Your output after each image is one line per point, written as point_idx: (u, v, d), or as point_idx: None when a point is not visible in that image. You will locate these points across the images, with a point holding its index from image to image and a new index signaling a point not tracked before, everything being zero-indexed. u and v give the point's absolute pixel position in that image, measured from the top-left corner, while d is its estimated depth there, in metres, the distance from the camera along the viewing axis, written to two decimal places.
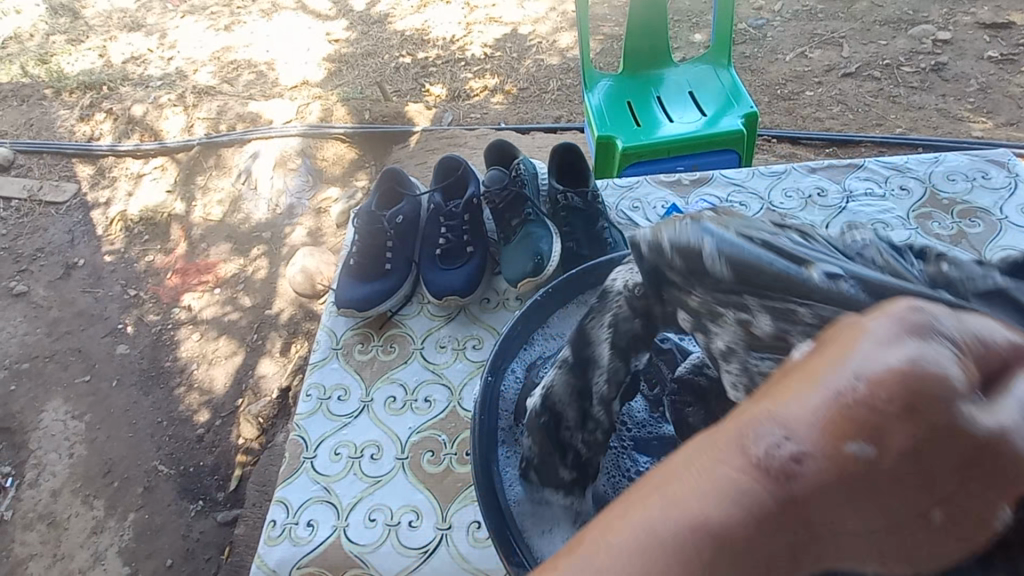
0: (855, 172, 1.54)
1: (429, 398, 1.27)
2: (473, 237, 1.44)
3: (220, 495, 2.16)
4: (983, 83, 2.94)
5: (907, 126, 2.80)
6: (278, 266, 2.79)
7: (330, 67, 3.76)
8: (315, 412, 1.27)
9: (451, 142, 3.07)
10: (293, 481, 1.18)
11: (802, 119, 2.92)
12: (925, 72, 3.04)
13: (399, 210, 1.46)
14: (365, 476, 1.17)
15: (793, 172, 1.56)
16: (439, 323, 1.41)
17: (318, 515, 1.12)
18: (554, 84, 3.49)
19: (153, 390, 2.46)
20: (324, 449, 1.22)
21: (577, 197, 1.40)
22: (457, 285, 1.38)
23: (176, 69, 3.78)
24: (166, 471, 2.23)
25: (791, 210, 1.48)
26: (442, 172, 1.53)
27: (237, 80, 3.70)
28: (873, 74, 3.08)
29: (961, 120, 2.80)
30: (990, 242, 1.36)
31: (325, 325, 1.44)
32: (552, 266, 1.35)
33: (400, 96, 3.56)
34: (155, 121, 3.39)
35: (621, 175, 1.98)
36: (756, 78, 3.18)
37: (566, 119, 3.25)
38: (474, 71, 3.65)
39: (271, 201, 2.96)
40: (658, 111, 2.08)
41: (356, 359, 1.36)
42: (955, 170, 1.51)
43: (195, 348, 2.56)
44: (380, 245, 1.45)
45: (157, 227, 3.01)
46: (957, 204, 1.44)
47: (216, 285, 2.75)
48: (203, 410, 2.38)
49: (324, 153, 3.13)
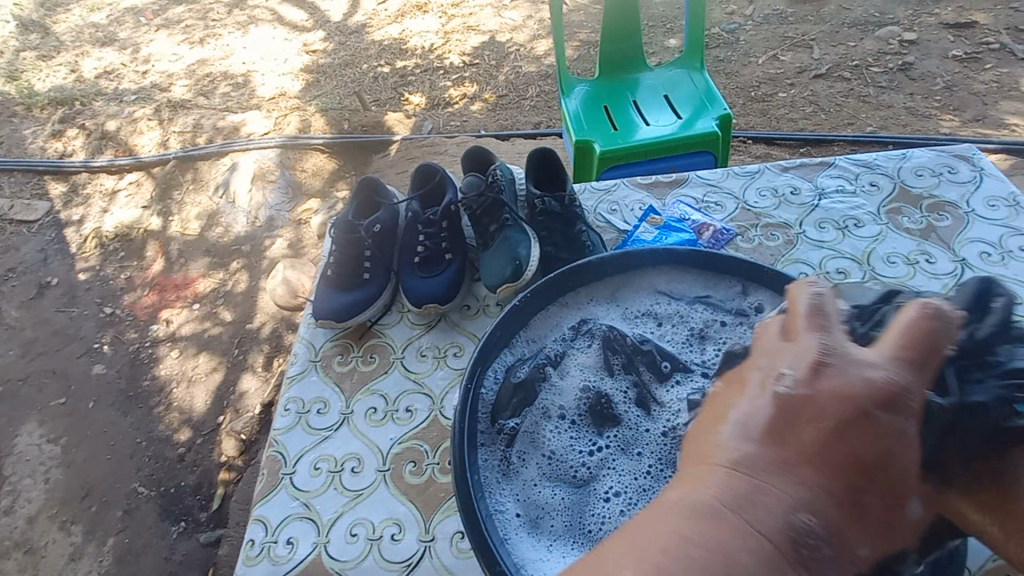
0: (826, 170, 1.57)
1: (410, 408, 1.26)
2: (451, 243, 1.43)
3: (204, 515, 2.11)
4: (948, 82, 3.02)
5: (877, 124, 2.87)
6: (258, 279, 2.75)
7: (307, 78, 3.74)
8: (294, 427, 1.25)
9: (431, 151, 3.07)
10: (271, 499, 1.15)
11: (776, 120, 2.97)
12: (893, 72, 3.13)
13: (376, 219, 1.45)
14: (346, 490, 1.15)
15: (766, 172, 1.59)
16: (420, 331, 1.39)
17: (297, 532, 1.10)
18: (532, 91, 3.51)
19: (132, 409, 2.39)
20: (303, 464, 1.19)
21: (554, 201, 1.39)
22: (435, 292, 1.37)
23: (151, 83, 3.73)
24: (146, 492, 2.17)
25: (765, 208, 1.49)
26: (419, 180, 1.53)
27: (214, 93, 3.65)
28: (843, 75, 3.15)
29: (929, 117, 2.87)
30: (959, 235, 1.38)
31: (304, 337, 1.42)
32: (531, 270, 1.33)
33: (379, 105, 3.55)
34: (130, 136, 3.34)
35: (600, 179, 1.99)
36: (730, 81, 3.23)
37: (545, 125, 3.26)
38: (452, 79, 3.67)
39: (250, 213, 2.94)
40: (635, 114, 2.10)
41: (335, 371, 1.34)
42: (922, 166, 1.54)
43: (175, 365, 2.50)
44: (358, 254, 1.44)
45: (134, 243, 2.96)
46: (926, 198, 1.47)
47: (195, 301, 2.70)
48: (184, 428, 2.32)
49: (303, 164, 3.11)
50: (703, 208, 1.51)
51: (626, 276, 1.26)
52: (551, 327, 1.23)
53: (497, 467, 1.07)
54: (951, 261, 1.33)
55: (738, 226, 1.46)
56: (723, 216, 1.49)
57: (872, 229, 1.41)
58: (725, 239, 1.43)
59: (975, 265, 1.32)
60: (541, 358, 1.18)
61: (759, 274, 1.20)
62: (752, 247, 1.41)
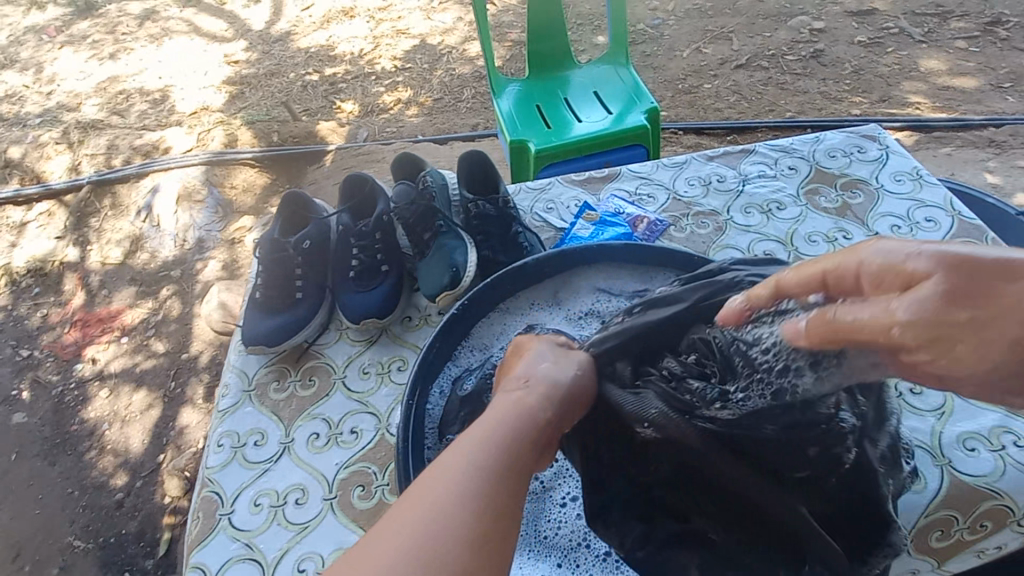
0: (748, 157, 1.63)
1: (355, 430, 1.21)
2: (387, 254, 1.39)
3: (149, 563, 1.96)
4: (856, 66, 3.22)
5: (796, 109, 3.02)
6: (192, 306, 2.59)
7: (231, 90, 3.56)
8: (230, 463, 1.18)
9: (368, 159, 2.99)
10: (209, 543, 1.08)
11: (704, 110, 3.08)
12: (806, 59, 3.31)
13: (305, 235, 1.39)
14: (290, 524, 1.09)
15: (693, 162, 1.63)
16: (361, 348, 1.34)
17: (240, 575, 1.03)
18: (468, 92, 3.49)
19: (60, 458, 2.20)
20: (243, 501, 1.12)
21: (488, 204, 1.37)
22: (373, 307, 1.32)
23: (56, 104, 3.45)
24: (82, 546, 2.00)
25: (694, 198, 1.54)
26: (349, 191, 1.47)
27: (128, 111, 3.42)
28: (762, 64, 3.30)
29: (841, 100, 3.05)
30: (871, 210, 1.46)
31: (236, 366, 1.34)
32: (469, 276, 1.31)
33: (310, 114, 3.43)
34: (37, 163, 3.08)
35: (538, 178, 2.00)
36: (659, 74, 3.33)
37: (483, 126, 3.24)
38: (385, 85, 3.59)
39: (178, 236, 2.77)
40: (567, 111, 2.11)
41: (272, 399, 1.27)
42: (834, 147, 1.63)
43: (105, 406, 2.32)
44: (289, 273, 1.37)
45: (49, 278, 2.73)
46: (840, 177, 1.55)
47: (123, 334, 2.52)
48: (119, 472, 2.15)
49: (232, 180, 2.96)
50: (637, 201, 1.53)
51: (566, 277, 1.27)
52: (495, 335, 1.21)
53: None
54: (867, 235, 1.41)
55: (671, 217, 1.50)
56: (656, 208, 1.52)
57: (793, 211, 1.48)
58: (659, 230, 1.45)
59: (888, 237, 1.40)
60: (487, 367, 1.15)
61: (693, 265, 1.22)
62: (685, 236, 1.45)
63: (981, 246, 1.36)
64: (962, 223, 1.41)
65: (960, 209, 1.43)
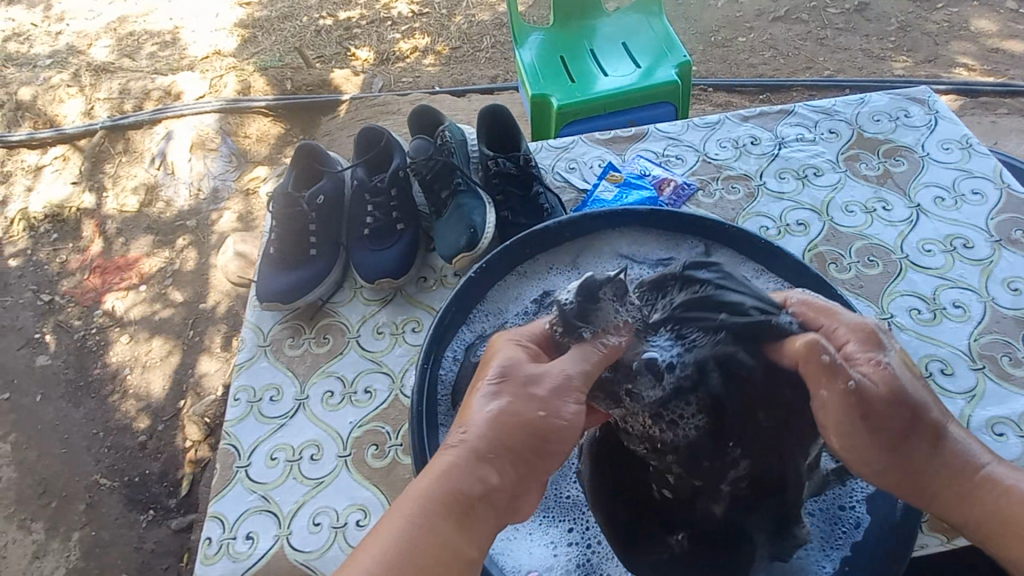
0: (786, 118, 1.53)
1: (369, 389, 1.21)
2: (402, 213, 1.35)
3: (172, 502, 2.04)
4: (903, 22, 3.01)
5: (835, 68, 2.84)
6: (207, 256, 2.59)
7: (244, 33, 3.44)
8: (246, 417, 1.19)
9: (383, 110, 2.90)
10: (227, 494, 1.10)
11: (736, 66, 2.91)
12: (849, 12, 3.09)
13: (318, 190, 1.35)
14: (306, 479, 1.10)
15: (726, 122, 1.54)
16: (375, 308, 1.33)
17: (258, 526, 1.06)
18: (487, 41, 3.33)
19: (84, 400, 2.27)
20: (259, 455, 1.14)
21: (508, 163, 1.32)
22: (388, 266, 1.30)
23: (67, 45, 3.36)
24: (108, 484, 2.08)
25: (726, 160, 1.46)
26: (364, 145, 1.42)
27: (139, 53, 3.33)
28: (801, 17, 3.10)
29: (884, 59, 2.86)
30: (914, 180, 1.38)
31: (250, 321, 1.33)
32: (487, 238, 1.27)
33: (324, 61, 3.31)
34: (49, 106, 3.03)
35: (559, 136, 1.92)
36: (690, 26, 3.14)
37: (502, 78, 3.11)
38: (401, 31, 3.45)
39: (192, 185, 2.74)
40: (592, 64, 2.00)
41: (286, 355, 1.27)
42: (879, 110, 1.52)
43: (125, 351, 2.37)
44: (303, 230, 1.34)
45: (67, 224, 2.74)
46: (883, 142, 1.46)
47: (141, 282, 2.54)
48: (142, 416, 2.22)
49: (245, 129, 2.90)
50: (664, 162, 1.46)
51: (588, 239, 1.22)
52: (511, 299, 1.18)
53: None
54: (908, 207, 1.34)
55: (699, 180, 1.43)
56: (684, 170, 1.45)
57: (831, 177, 1.40)
58: (686, 194, 1.39)
59: (929, 210, 1.33)
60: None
61: (720, 233, 1.18)
62: (714, 202, 1.39)
63: None
64: (1010, 197, 1.33)
65: (1010, 181, 1.35)
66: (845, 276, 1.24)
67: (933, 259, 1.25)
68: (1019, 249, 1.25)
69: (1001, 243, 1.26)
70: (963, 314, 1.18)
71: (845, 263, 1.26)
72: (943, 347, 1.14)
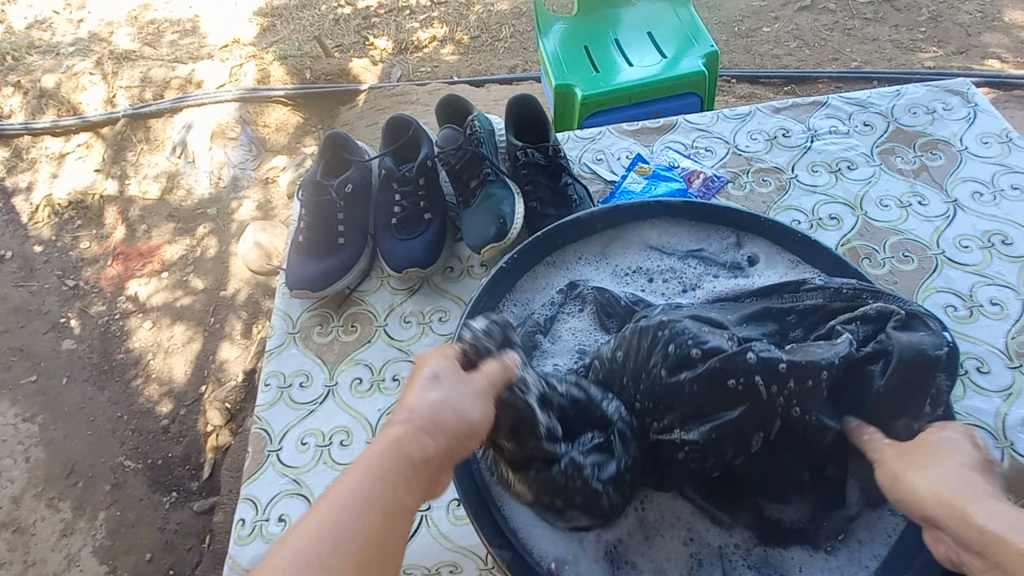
0: (819, 110, 1.50)
1: (397, 377, 1.22)
2: (430, 202, 1.35)
3: (194, 484, 2.07)
4: (934, 12, 2.93)
5: (862, 59, 2.78)
6: (228, 244, 2.62)
7: (263, 22, 3.44)
8: (276, 402, 1.21)
9: (402, 100, 2.89)
10: (258, 477, 1.12)
11: (759, 57, 2.86)
12: (878, 3, 3.02)
13: (347, 179, 1.36)
14: (336, 464, 1.12)
15: (757, 114, 1.52)
16: (402, 297, 1.33)
17: (290, 509, 1.08)
18: (506, 31, 3.30)
19: (109, 384, 2.32)
20: (289, 440, 1.16)
21: (537, 153, 1.31)
22: (416, 256, 1.31)
23: (90, 33, 3.40)
24: (132, 465, 2.13)
25: (756, 152, 1.44)
26: (392, 134, 1.43)
27: (160, 42, 3.35)
28: (828, 7, 3.04)
29: (914, 50, 2.79)
30: (952, 174, 1.35)
31: (279, 308, 1.35)
32: (515, 229, 1.27)
33: (342, 50, 3.31)
34: (73, 94, 3.07)
35: (582, 127, 1.90)
36: (713, 16, 3.09)
37: (521, 69, 3.08)
38: (420, 20, 3.44)
39: (212, 174, 2.77)
40: (616, 54, 1.98)
41: (315, 342, 1.29)
42: (915, 103, 1.49)
43: (149, 337, 2.41)
44: (331, 218, 1.35)
45: (90, 211, 2.78)
46: (920, 136, 1.43)
47: (163, 269, 2.58)
48: (165, 400, 2.26)
49: (265, 119, 2.92)
50: (693, 154, 1.45)
51: (617, 231, 1.22)
52: (539, 290, 1.18)
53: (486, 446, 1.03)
54: (945, 202, 1.31)
55: (729, 173, 1.41)
56: (713, 162, 1.43)
57: (865, 171, 1.38)
58: (716, 187, 1.38)
59: (967, 206, 1.30)
60: (531, 324, 1.12)
61: (752, 225, 1.18)
62: (744, 194, 1.37)
63: None
64: None
65: None
66: (879, 272, 1.23)
67: (970, 255, 1.23)
68: None
69: None
70: (1001, 312, 1.15)
71: (878, 259, 1.24)
72: (980, 345, 1.12)
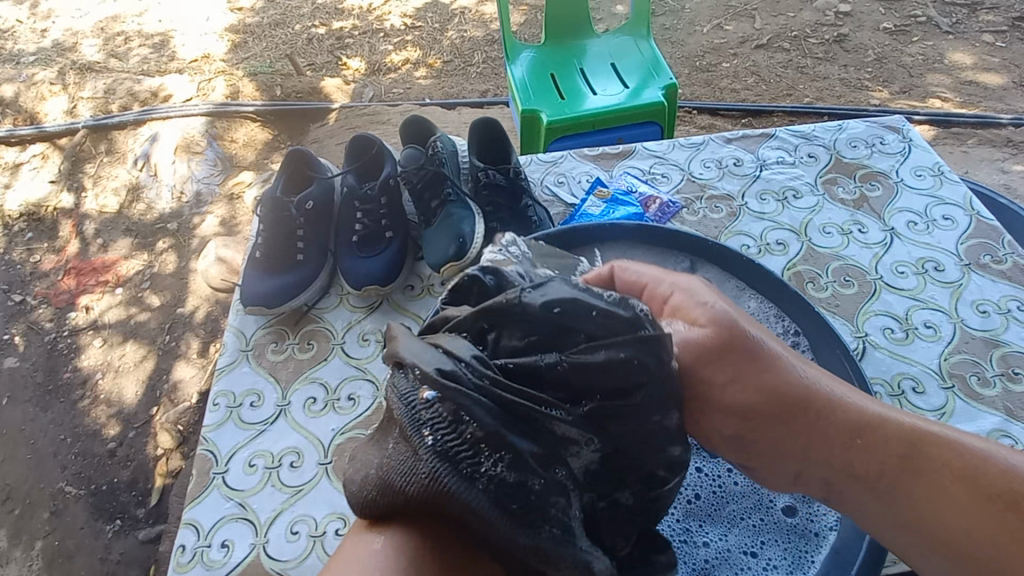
0: (768, 141, 1.59)
1: (352, 397, 1.20)
2: (391, 221, 1.36)
3: (141, 511, 1.97)
4: (879, 53, 3.14)
5: (814, 95, 2.94)
6: (188, 260, 2.55)
7: (234, 39, 3.43)
8: (225, 422, 1.17)
9: (373, 119, 2.90)
10: (203, 500, 1.08)
11: (721, 90, 3.00)
12: (829, 43, 3.23)
13: (308, 195, 1.36)
14: (285, 486, 1.09)
15: (711, 143, 1.59)
16: (361, 315, 1.33)
17: (233, 534, 1.04)
18: (479, 57, 3.38)
19: (52, 405, 2.20)
20: (237, 462, 1.12)
21: (499, 174, 1.34)
22: (375, 273, 1.31)
23: (54, 42, 3.32)
24: (74, 492, 2.01)
25: (710, 180, 1.50)
26: (356, 152, 1.44)
27: (127, 54, 3.30)
28: (783, 46, 3.22)
29: (862, 88, 2.97)
30: (889, 204, 1.43)
31: (233, 325, 1.33)
32: (474, 248, 1.28)
33: (315, 69, 3.33)
34: (32, 103, 2.98)
35: (548, 150, 1.94)
36: (676, 50, 3.26)
37: (493, 93, 3.14)
38: (394, 43, 3.49)
39: (175, 188, 2.70)
40: (581, 82, 2.05)
41: (269, 360, 1.26)
42: (856, 137, 1.58)
43: (99, 356, 2.30)
44: (290, 233, 1.35)
45: (43, 223, 2.68)
46: (859, 168, 1.51)
47: (117, 285, 2.48)
48: (113, 422, 2.15)
49: (233, 134, 2.88)
50: (650, 179, 1.50)
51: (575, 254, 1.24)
52: None
53: (452, 433, 0.65)
54: (882, 230, 1.38)
55: (684, 199, 1.47)
56: (669, 188, 1.49)
57: (810, 200, 1.45)
58: (671, 212, 1.43)
59: (903, 233, 1.38)
60: None
61: (705, 250, 1.24)
62: (698, 220, 1.42)
63: (997, 248, 1.34)
64: (979, 223, 1.39)
65: (979, 208, 1.41)
66: (822, 295, 1.28)
67: (906, 280, 1.30)
68: (987, 273, 1.30)
69: (971, 266, 1.31)
70: (934, 334, 1.22)
71: (821, 283, 1.31)
72: (915, 366, 1.18)
